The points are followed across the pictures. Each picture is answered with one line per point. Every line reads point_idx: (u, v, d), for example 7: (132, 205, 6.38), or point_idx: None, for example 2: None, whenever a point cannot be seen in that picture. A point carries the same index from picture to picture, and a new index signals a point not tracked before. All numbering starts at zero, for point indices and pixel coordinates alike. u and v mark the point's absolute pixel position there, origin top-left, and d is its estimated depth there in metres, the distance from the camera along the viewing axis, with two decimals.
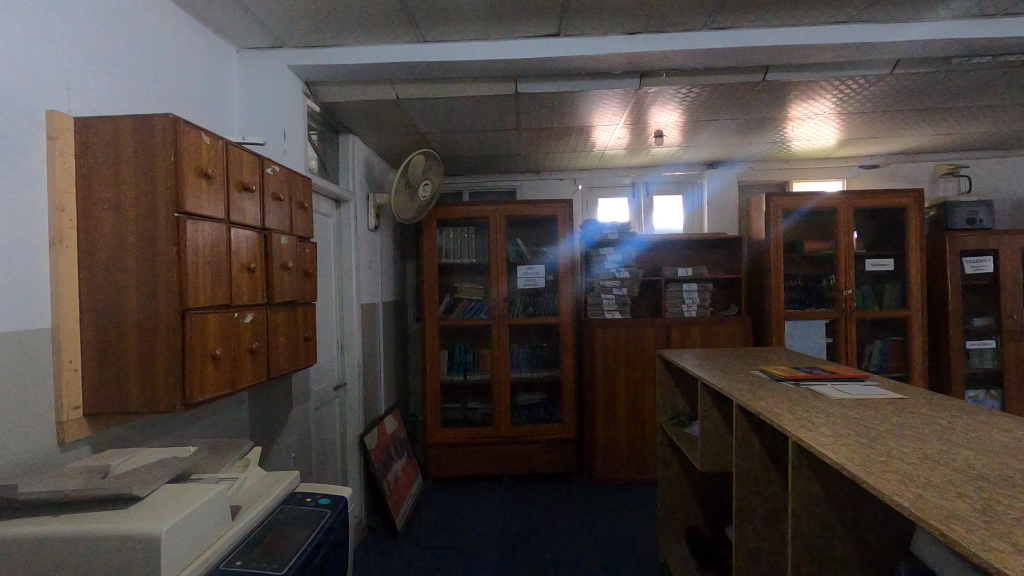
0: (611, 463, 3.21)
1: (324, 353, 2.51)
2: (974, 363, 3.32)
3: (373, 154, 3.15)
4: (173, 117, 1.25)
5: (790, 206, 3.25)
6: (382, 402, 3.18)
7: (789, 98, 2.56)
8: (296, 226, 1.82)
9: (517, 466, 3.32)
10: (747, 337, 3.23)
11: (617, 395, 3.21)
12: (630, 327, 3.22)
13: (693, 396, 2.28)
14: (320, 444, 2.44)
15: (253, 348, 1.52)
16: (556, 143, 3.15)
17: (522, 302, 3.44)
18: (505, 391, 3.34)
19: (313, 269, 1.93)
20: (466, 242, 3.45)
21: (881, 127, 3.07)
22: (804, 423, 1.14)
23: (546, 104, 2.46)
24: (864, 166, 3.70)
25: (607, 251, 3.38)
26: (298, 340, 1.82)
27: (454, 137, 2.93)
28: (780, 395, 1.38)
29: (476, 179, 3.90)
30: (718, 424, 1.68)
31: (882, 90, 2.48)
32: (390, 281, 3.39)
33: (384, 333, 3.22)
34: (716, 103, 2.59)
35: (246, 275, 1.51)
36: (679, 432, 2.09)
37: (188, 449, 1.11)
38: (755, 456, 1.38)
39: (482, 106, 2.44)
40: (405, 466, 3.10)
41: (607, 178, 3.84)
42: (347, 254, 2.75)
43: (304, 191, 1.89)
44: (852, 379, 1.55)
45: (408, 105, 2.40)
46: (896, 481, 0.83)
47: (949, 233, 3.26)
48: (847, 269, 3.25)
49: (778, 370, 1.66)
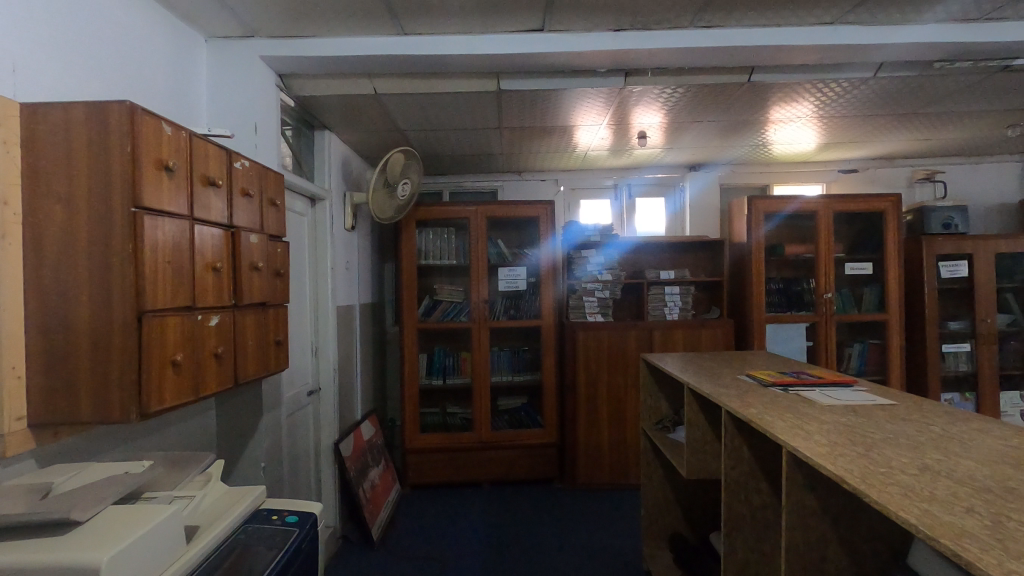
0: (592, 468, 3.17)
1: (296, 357, 2.41)
2: (950, 366, 3.36)
3: (350, 151, 3.06)
4: (130, 104, 1.16)
5: (771, 209, 3.25)
6: (358, 407, 3.08)
7: (772, 100, 2.55)
8: (266, 225, 1.73)
9: (497, 472, 3.26)
10: (728, 340, 3.22)
11: (598, 399, 3.17)
12: (613, 330, 3.18)
13: (678, 401, 2.24)
14: (292, 452, 2.34)
15: (218, 354, 1.43)
16: (538, 143, 3.10)
17: (504, 305, 3.38)
18: (485, 395, 3.27)
19: (285, 269, 1.84)
20: (446, 244, 3.38)
21: (861, 132, 3.09)
22: (797, 431, 1.10)
23: (529, 102, 2.41)
24: (843, 170, 3.73)
25: (589, 253, 3.34)
26: (268, 344, 1.73)
27: (435, 135, 2.86)
28: (769, 402, 1.34)
29: (456, 179, 3.82)
30: (705, 430, 1.64)
31: (863, 94, 2.47)
32: (368, 282, 3.29)
33: (361, 336, 3.13)
34: (700, 104, 2.57)
35: (211, 276, 1.42)
36: (664, 437, 2.05)
37: (143, 464, 1.02)
38: (745, 464, 1.34)
39: (463, 103, 2.37)
40: (382, 474, 3.01)
41: (589, 180, 3.80)
42: (322, 254, 2.65)
43: (275, 187, 1.80)
44: (839, 384, 1.52)
45: (386, 100, 2.32)
46: (900, 495, 0.79)
47: (926, 238, 3.29)
48: (827, 272, 3.26)
49: (765, 375, 1.62)
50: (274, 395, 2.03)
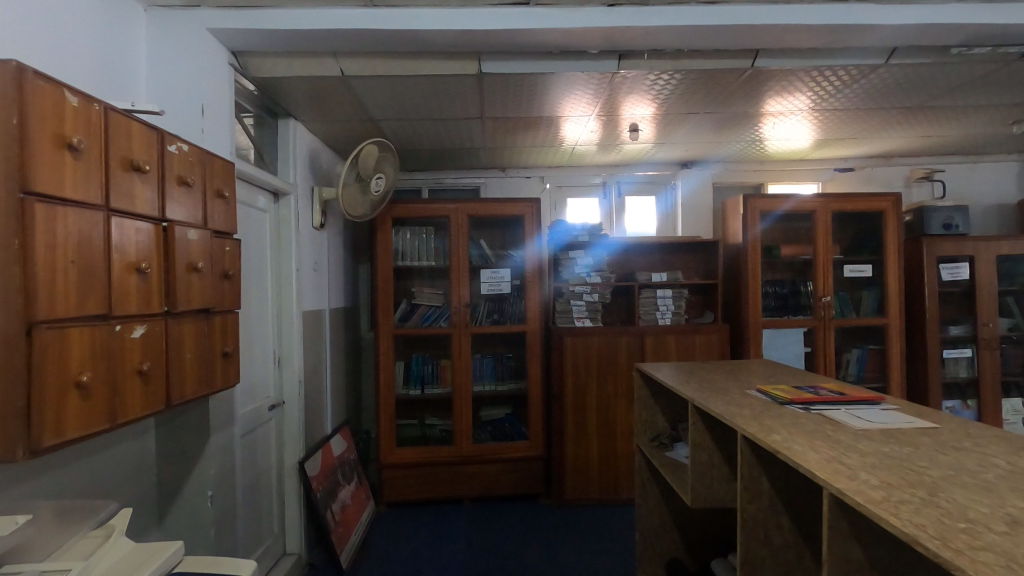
0: (580, 483, 2.98)
1: (255, 367, 2.18)
2: (950, 372, 3.23)
3: (320, 143, 2.83)
4: (18, 63, 0.93)
5: (768, 208, 3.10)
6: (329, 420, 2.85)
7: (770, 91, 2.39)
8: (211, 219, 1.50)
9: (479, 487, 3.05)
10: (723, 347, 3.05)
11: (587, 409, 2.98)
12: (602, 336, 2.99)
13: (675, 414, 2.06)
14: (249, 475, 2.11)
15: (143, 370, 1.20)
16: (522, 136, 2.91)
17: (486, 309, 3.17)
18: (466, 406, 3.06)
19: (234, 271, 1.61)
20: (425, 244, 3.17)
21: (861, 127, 2.94)
22: (837, 465, 0.92)
23: (512, 89, 2.21)
24: (839, 169, 3.59)
25: (577, 254, 3.15)
26: (213, 357, 1.51)
27: (412, 126, 2.65)
28: (793, 425, 1.15)
29: (436, 175, 3.61)
30: (711, 453, 1.46)
31: (868, 85, 2.32)
32: (339, 286, 3.06)
33: (332, 343, 2.89)
34: (695, 95, 2.40)
35: (134, 278, 1.19)
36: (661, 456, 1.86)
37: (14, 523, 0.82)
38: (764, 497, 1.16)
39: (441, 89, 2.16)
40: (354, 492, 2.78)
41: (576, 177, 3.62)
42: (286, 255, 2.42)
43: (223, 177, 1.57)
44: (865, 401, 1.35)
45: (355, 85, 2.10)
46: (1000, 567, 0.60)
47: (926, 239, 3.16)
48: (825, 275, 3.12)
49: (779, 391, 1.44)
50: (226, 413, 1.80)
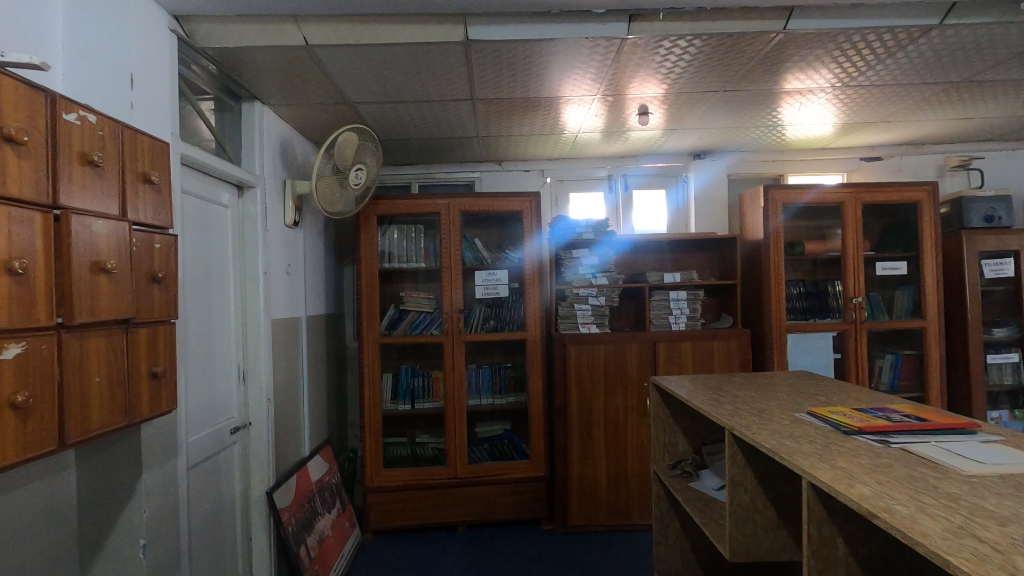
0: (587, 507, 2.69)
1: (213, 385, 1.90)
2: (994, 379, 2.93)
3: (293, 132, 2.55)
4: None
5: (790, 200, 2.82)
6: (306, 440, 2.56)
7: (798, 65, 2.10)
8: (132, 210, 1.22)
9: (475, 512, 2.76)
10: (744, 354, 2.75)
11: (594, 424, 2.69)
12: (610, 343, 2.70)
13: (699, 436, 1.77)
14: (204, 512, 1.82)
15: (19, 403, 0.92)
16: (518, 123, 2.63)
17: (482, 315, 2.88)
18: (460, 422, 2.76)
19: (166, 273, 1.33)
20: (414, 244, 2.88)
21: (895, 109, 2.65)
22: (971, 541, 0.62)
23: (505, 63, 1.93)
24: (865, 158, 3.30)
25: (581, 253, 2.85)
26: (135, 378, 1.22)
27: (396, 111, 2.37)
28: (878, 471, 0.85)
29: (427, 170, 3.33)
30: (754, 494, 1.17)
31: (912, 55, 2.04)
32: (319, 291, 2.78)
33: (310, 354, 2.61)
34: (714, 70, 2.11)
35: (8, 281, 0.91)
36: (686, 488, 1.58)
37: None
38: (838, 565, 0.87)
39: (425, 63, 1.89)
40: (335, 521, 2.49)
41: (579, 170, 3.33)
42: (251, 257, 2.14)
43: (151, 158, 1.29)
44: (955, 431, 1.05)
45: (324, 58, 1.82)
46: None
47: (966, 233, 2.87)
48: (856, 273, 2.82)
49: (841, 417, 1.15)
50: (167, 444, 1.51)
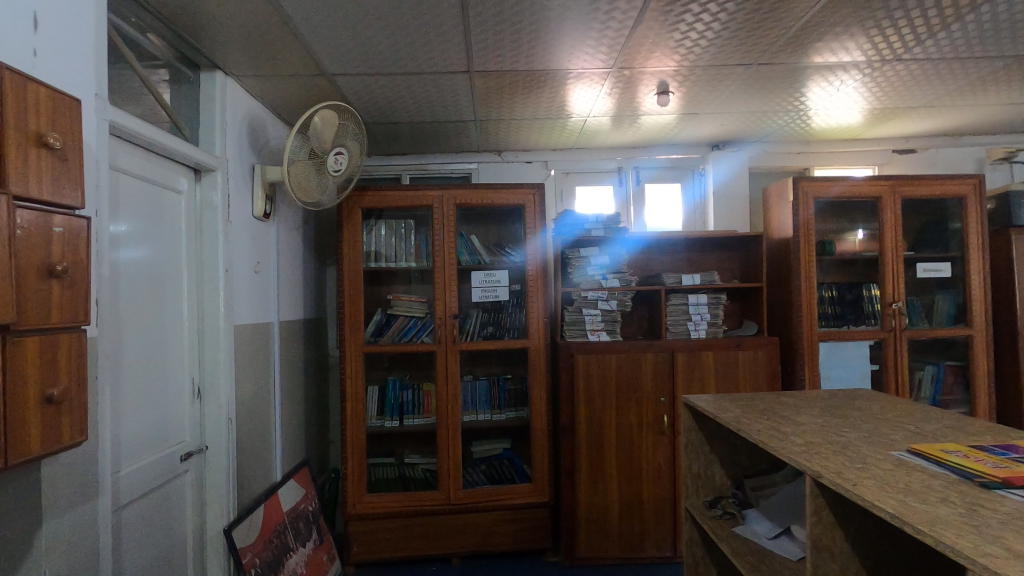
0: (597, 537, 2.38)
1: (160, 403, 1.60)
2: None
3: (264, 112, 2.25)
4: None
5: (822, 194, 2.53)
6: (279, 463, 2.26)
7: (843, 35, 1.82)
8: (20, 181, 0.92)
9: (470, 542, 2.45)
10: (772, 365, 2.46)
11: (605, 443, 2.40)
12: (623, 353, 2.41)
13: (739, 467, 1.47)
14: (142, 558, 1.51)
15: None
16: (519, 104, 2.34)
17: (479, 320, 2.58)
18: (453, 441, 2.45)
19: (70, 266, 1.02)
20: (404, 241, 2.58)
21: (941, 92, 2.38)
22: None
23: (508, 25, 1.64)
24: (898, 150, 3.03)
25: (589, 251, 2.56)
26: (17, 405, 0.91)
27: (382, 86, 2.08)
28: None
29: (418, 161, 3.04)
30: (845, 563, 0.87)
31: (978, 22, 1.76)
32: (297, 292, 2.48)
33: (283, 364, 2.30)
34: (744, 42, 1.84)
35: None
36: (728, 533, 1.28)
37: None
38: None
39: (413, 22, 1.60)
40: (311, 555, 2.18)
41: (585, 161, 3.05)
42: (209, 252, 1.83)
43: (52, 116, 0.99)
44: None
45: (292, 13, 1.53)
46: None
47: (1015, 231, 2.60)
48: (896, 275, 2.54)
49: (967, 461, 0.85)
50: (85, 481, 1.20)
